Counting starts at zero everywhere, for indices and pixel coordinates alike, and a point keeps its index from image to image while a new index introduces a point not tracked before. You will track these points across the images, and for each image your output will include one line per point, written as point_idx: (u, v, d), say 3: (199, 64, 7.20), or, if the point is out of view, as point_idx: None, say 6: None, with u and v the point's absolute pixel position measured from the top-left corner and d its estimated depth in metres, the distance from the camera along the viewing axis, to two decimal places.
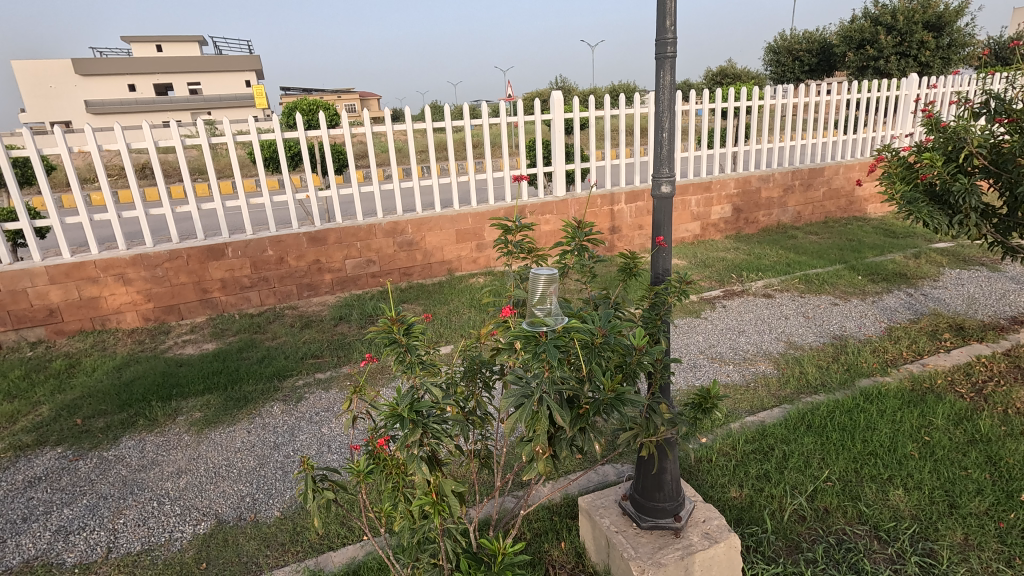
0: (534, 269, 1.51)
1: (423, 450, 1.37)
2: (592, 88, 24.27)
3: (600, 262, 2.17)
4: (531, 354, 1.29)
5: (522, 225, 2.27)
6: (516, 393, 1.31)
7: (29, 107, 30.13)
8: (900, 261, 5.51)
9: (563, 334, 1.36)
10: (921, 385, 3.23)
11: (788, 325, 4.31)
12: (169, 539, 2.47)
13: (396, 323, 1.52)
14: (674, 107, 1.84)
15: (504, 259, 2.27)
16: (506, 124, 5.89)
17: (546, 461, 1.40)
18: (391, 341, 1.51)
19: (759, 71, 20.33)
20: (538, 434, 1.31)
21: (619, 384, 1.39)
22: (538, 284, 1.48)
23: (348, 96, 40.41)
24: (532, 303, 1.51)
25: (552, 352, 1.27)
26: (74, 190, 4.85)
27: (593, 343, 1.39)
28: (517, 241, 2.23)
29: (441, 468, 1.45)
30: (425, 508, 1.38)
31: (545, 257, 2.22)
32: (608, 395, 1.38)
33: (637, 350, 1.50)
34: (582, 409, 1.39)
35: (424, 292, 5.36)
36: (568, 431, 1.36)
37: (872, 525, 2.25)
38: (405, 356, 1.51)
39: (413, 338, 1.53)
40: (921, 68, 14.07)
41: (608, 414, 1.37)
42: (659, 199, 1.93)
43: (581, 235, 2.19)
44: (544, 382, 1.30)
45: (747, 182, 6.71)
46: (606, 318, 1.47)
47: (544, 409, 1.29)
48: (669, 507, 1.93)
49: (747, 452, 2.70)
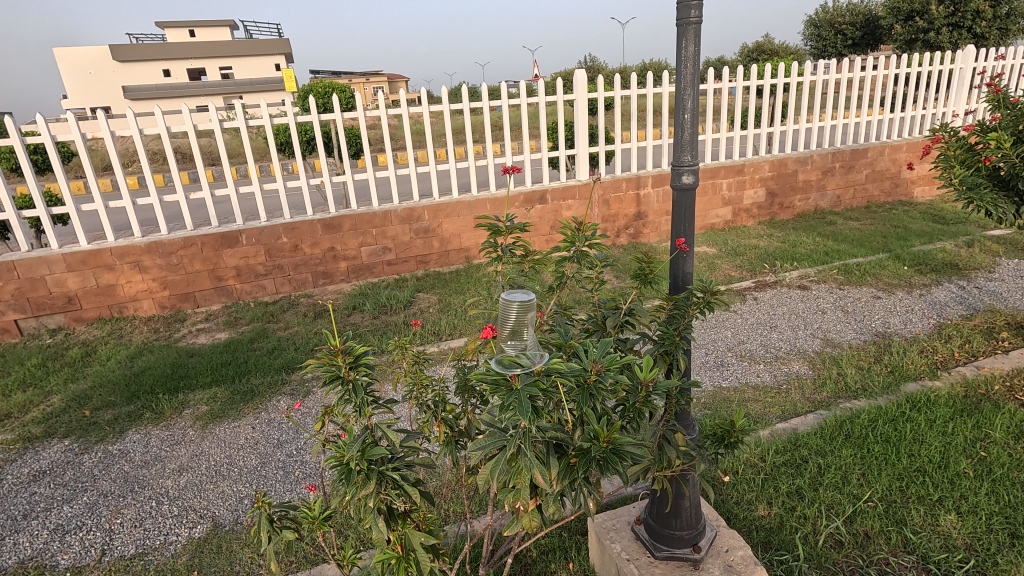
0: (506, 293, 1.31)
1: (380, 504, 1.21)
2: (621, 67, 23.56)
3: (607, 267, 1.86)
4: (501, 401, 1.09)
5: (513, 226, 1.99)
6: (492, 440, 1.12)
7: (71, 93, 31.09)
8: (950, 249, 5.11)
9: (543, 377, 1.12)
10: (975, 391, 2.92)
11: (824, 321, 4.00)
12: (164, 542, 2.39)
13: (340, 353, 1.30)
14: (698, 82, 1.58)
15: (493, 266, 1.98)
16: (528, 105, 5.60)
17: (532, 514, 1.22)
18: (334, 376, 1.29)
19: (798, 47, 19.48)
20: (519, 488, 1.13)
21: (616, 433, 1.17)
22: (510, 311, 1.28)
23: (376, 79, 40.36)
24: (504, 334, 1.30)
25: (525, 405, 1.05)
26: (87, 174, 4.78)
27: (585, 383, 1.15)
28: (507, 244, 1.95)
29: (409, 515, 1.29)
30: (390, 561, 1.24)
31: (544, 262, 1.93)
32: (602, 448, 1.16)
33: (644, 386, 1.29)
34: (572, 458, 1.17)
35: (441, 281, 5.22)
36: (555, 486, 1.16)
37: (920, 555, 2.01)
38: (349, 394, 1.30)
39: (362, 371, 1.32)
40: (976, 41, 13.05)
41: (601, 470, 1.15)
42: (681, 192, 1.67)
43: (582, 238, 1.84)
44: (524, 433, 1.10)
45: (783, 165, 6.30)
46: (605, 347, 1.22)
47: (523, 465, 1.10)
48: (688, 536, 1.73)
49: (778, 465, 2.46)
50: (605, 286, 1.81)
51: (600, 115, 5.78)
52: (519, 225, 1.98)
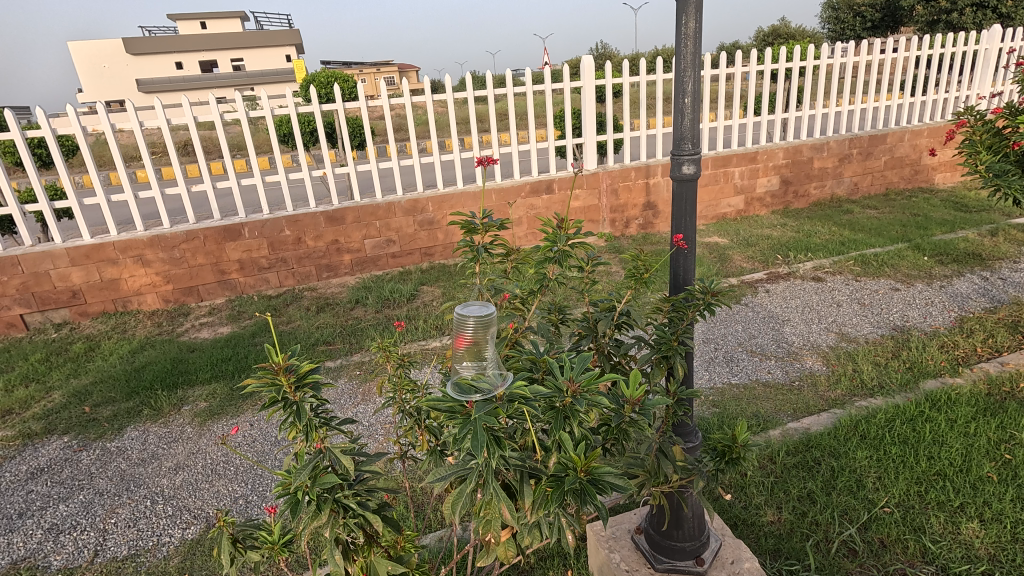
0: (460, 309, 1.20)
1: (337, 534, 1.20)
2: (633, 53, 23.19)
3: (599, 264, 1.77)
4: (457, 431, 1.02)
5: (491, 223, 1.88)
6: (453, 469, 1.08)
7: (86, 87, 31.33)
8: (973, 238, 4.91)
9: (505, 403, 1.04)
10: (1000, 389, 2.77)
11: (839, 314, 3.85)
12: (157, 544, 2.34)
13: (283, 372, 1.19)
14: (700, 60, 1.46)
15: (473, 266, 1.86)
16: (534, 92, 5.45)
17: (506, 544, 1.18)
18: (276, 398, 1.19)
19: (815, 32, 19.01)
20: (489, 520, 1.09)
21: (595, 462, 1.06)
22: (466, 328, 1.19)
23: (387, 69, 40.14)
24: (462, 353, 1.21)
25: (480, 437, 0.97)
26: (88, 168, 4.73)
27: (559, 405, 1.08)
28: (484, 244, 1.83)
29: (373, 538, 1.28)
30: None
31: (529, 260, 1.85)
32: (579, 478, 1.05)
33: (631, 405, 1.21)
34: (547, 488, 1.07)
35: (445, 274, 5.14)
36: (529, 516, 1.09)
37: (940, 566, 1.90)
38: (295, 416, 1.20)
39: (308, 392, 1.21)
40: (1002, 21, 12.57)
41: (578, 501, 1.04)
42: (681, 182, 1.56)
43: (565, 237, 1.67)
44: (487, 465, 1.04)
45: (798, 152, 6.09)
46: (583, 362, 1.12)
47: (491, 496, 1.06)
48: (689, 548, 1.63)
49: (789, 466, 2.36)
50: (596, 286, 1.73)
51: (608, 103, 5.62)
52: (496, 222, 1.87)
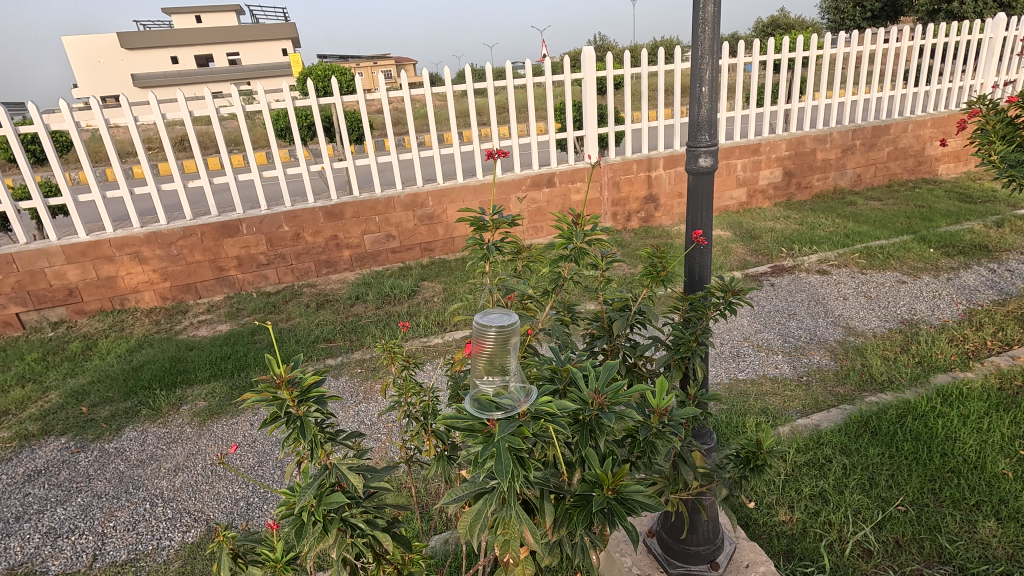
0: (480, 319, 1.15)
1: (346, 553, 1.16)
2: (633, 45, 23.01)
3: (613, 262, 1.71)
4: (477, 451, 0.96)
5: (500, 220, 1.82)
6: (470, 489, 1.03)
7: (81, 82, 31.11)
8: (978, 230, 4.85)
9: (530, 420, 0.99)
10: (1012, 383, 2.73)
11: (845, 308, 3.81)
12: (157, 548, 2.30)
13: (285, 385, 1.14)
14: (718, 46, 1.40)
15: (480, 264, 1.81)
16: (535, 83, 5.36)
17: (525, 563, 1.13)
18: (279, 413, 1.14)
19: (814, 22, 18.86)
20: (507, 540, 1.04)
21: (622, 480, 1.04)
22: (487, 339, 1.13)
23: (383, 62, 39.85)
24: (483, 364, 1.16)
25: (503, 461, 0.92)
26: (83, 164, 4.65)
27: (584, 419, 1.04)
28: (493, 240, 1.77)
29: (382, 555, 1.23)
30: None
31: (539, 258, 1.79)
32: (607, 497, 1.03)
33: (656, 415, 1.17)
34: (572, 506, 1.06)
35: (446, 269, 5.08)
36: (552, 535, 1.07)
37: (956, 566, 1.86)
38: (298, 432, 1.14)
39: (312, 406, 1.16)
40: (1003, 9, 12.46)
41: (606, 521, 1.02)
42: (697, 176, 1.50)
43: (580, 234, 1.62)
44: (511, 487, 0.99)
45: (800, 143, 6.02)
46: (608, 373, 1.09)
47: (510, 518, 1.01)
48: (703, 552, 1.61)
49: (800, 464, 2.31)
50: (610, 284, 1.67)
51: (609, 94, 5.53)
52: (505, 218, 1.81)
